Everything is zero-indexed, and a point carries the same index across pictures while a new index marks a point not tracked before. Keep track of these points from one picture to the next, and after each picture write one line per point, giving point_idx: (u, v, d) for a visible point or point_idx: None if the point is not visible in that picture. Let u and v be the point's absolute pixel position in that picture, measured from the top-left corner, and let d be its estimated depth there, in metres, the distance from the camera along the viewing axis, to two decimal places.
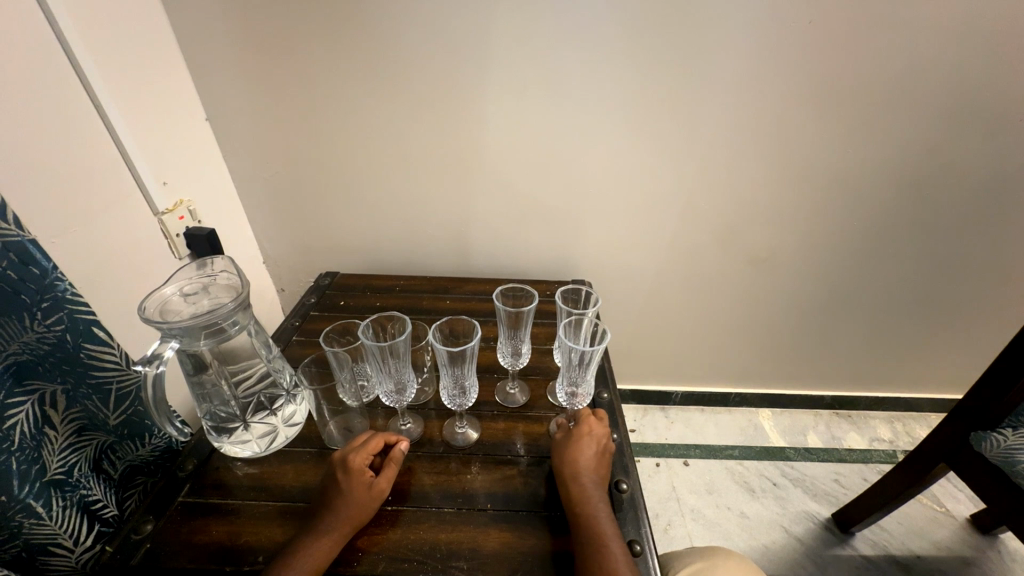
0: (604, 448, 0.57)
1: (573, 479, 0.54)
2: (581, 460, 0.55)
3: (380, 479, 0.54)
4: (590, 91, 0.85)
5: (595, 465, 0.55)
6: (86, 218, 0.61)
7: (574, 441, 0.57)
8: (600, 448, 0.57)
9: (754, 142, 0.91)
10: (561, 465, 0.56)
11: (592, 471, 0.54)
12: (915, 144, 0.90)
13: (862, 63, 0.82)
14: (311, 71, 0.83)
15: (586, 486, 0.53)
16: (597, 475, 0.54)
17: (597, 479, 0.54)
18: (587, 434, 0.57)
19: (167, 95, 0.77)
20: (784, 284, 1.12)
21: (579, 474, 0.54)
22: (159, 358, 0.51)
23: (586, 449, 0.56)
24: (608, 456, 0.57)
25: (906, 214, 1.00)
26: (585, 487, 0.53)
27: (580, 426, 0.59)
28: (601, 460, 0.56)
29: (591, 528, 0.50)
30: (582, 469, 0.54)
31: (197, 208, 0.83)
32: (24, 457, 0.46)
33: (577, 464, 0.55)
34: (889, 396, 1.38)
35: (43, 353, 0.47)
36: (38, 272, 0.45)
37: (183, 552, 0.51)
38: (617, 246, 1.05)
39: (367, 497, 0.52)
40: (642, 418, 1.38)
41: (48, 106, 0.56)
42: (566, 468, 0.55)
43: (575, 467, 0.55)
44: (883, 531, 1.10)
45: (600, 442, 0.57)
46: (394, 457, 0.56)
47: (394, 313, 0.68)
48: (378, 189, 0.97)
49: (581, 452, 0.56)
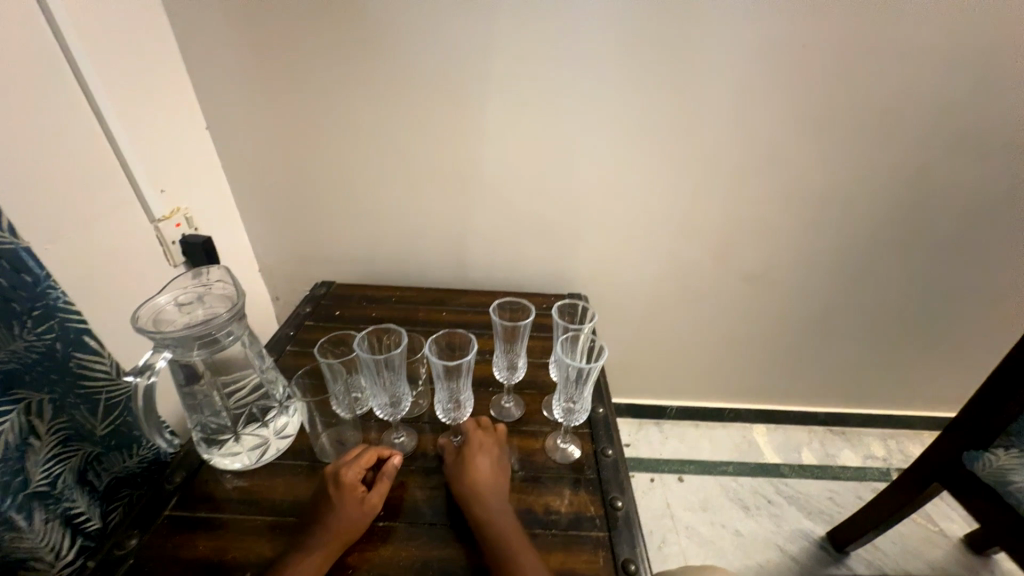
0: (494, 461, 0.58)
1: (475, 499, 0.53)
2: (475, 478, 0.55)
3: (373, 494, 0.53)
4: (588, 108, 0.87)
5: (491, 480, 0.55)
6: (81, 224, 0.60)
7: (463, 463, 0.57)
8: (492, 461, 0.57)
9: (748, 161, 0.92)
10: (458, 491, 0.55)
11: (488, 485, 0.55)
12: (905, 165, 0.92)
13: (852, 87, 0.84)
14: (313, 83, 0.84)
15: (488, 504, 0.53)
16: (494, 488, 0.55)
17: (498, 493, 0.54)
18: (479, 449, 0.58)
19: (168, 103, 0.77)
20: (778, 300, 1.13)
21: (477, 492, 0.54)
22: (152, 368, 0.51)
23: (479, 465, 0.57)
24: (503, 466, 0.58)
25: (897, 233, 1.02)
26: (489, 506, 0.53)
27: (468, 445, 0.59)
28: (495, 472, 0.57)
29: (504, 542, 0.49)
30: (479, 488, 0.54)
31: (194, 216, 0.82)
32: (8, 469, 0.44)
33: (472, 483, 0.55)
34: (883, 414, 1.38)
35: (32, 361, 0.46)
36: (31, 280, 0.45)
37: (168, 568, 0.49)
38: (613, 260, 1.06)
39: (358, 512, 0.51)
40: (636, 432, 1.37)
41: (49, 113, 0.56)
42: (464, 491, 0.54)
43: (469, 488, 0.54)
44: (878, 551, 1.10)
45: (489, 456, 0.58)
46: (387, 471, 0.55)
47: (390, 325, 0.68)
48: (377, 199, 0.97)
49: (474, 472, 0.56)
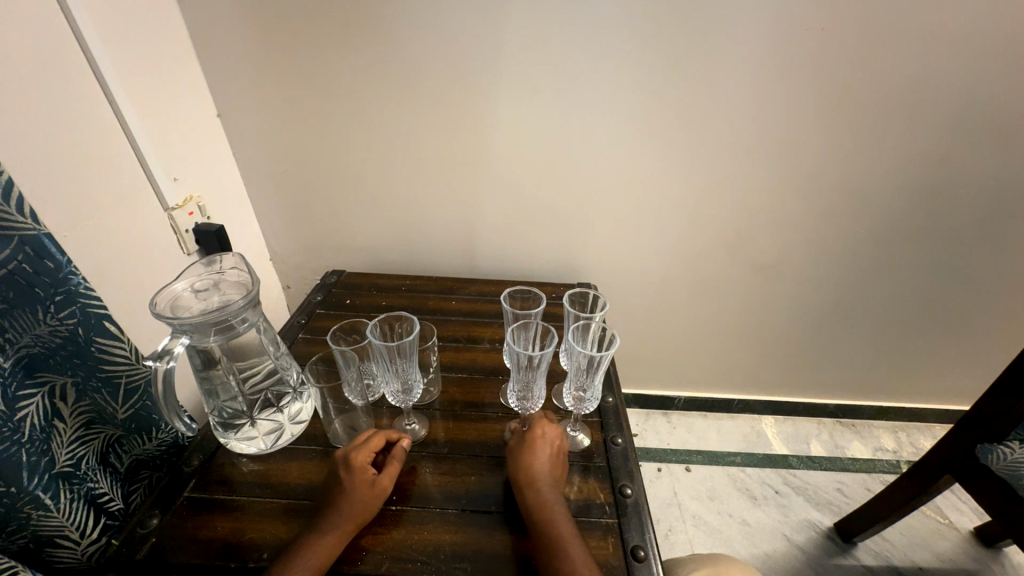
0: (555, 452, 0.57)
1: (533, 487, 0.53)
2: (537, 464, 0.55)
3: (383, 477, 0.54)
4: (599, 96, 0.85)
5: (550, 468, 0.55)
6: (97, 212, 0.61)
7: (528, 448, 0.57)
8: (555, 450, 0.57)
9: (762, 149, 0.91)
10: (518, 474, 0.55)
11: (547, 471, 0.55)
12: (925, 153, 0.90)
13: (871, 73, 0.82)
14: (321, 71, 0.84)
15: (543, 491, 0.53)
16: (552, 478, 0.55)
17: (554, 482, 0.55)
18: (543, 435, 0.58)
19: (179, 91, 0.78)
20: (790, 291, 1.12)
21: (535, 477, 0.54)
22: (170, 353, 0.51)
23: (541, 451, 0.56)
24: (562, 456, 0.58)
25: (914, 224, 1.00)
26: (544, 493, 0.53)
27: (534, 432, 0.58)
28: (556, 461, 0.56)
29: (554, 533, 0.49)
30: (538, 475, 0.54)
31: (206, 204, 0.83)
32: (34, 449, 0.46)
33: (533, 469, 0.55)
34: (894, 406, 1.37)
35: (55, 345, 0.47)
36: (53, 265, 0.45)
37: (188, 547, 0.51)
38: (622, 250, 1.05)
39: (370, 494, 0.52)
40: (644, 422, 1.38)
41: (63, 101, 0.56)
42: (523, 476, 0.54)
43: (530, 474, 0.54)
44: (885, 541, 1.10)
45: (552, 446, 0.58)
46: (396, 455, 0.57)
47: (402, 313, 0.68)
48: (386, 188, 0.97)
49: (536, 458, 0.56)
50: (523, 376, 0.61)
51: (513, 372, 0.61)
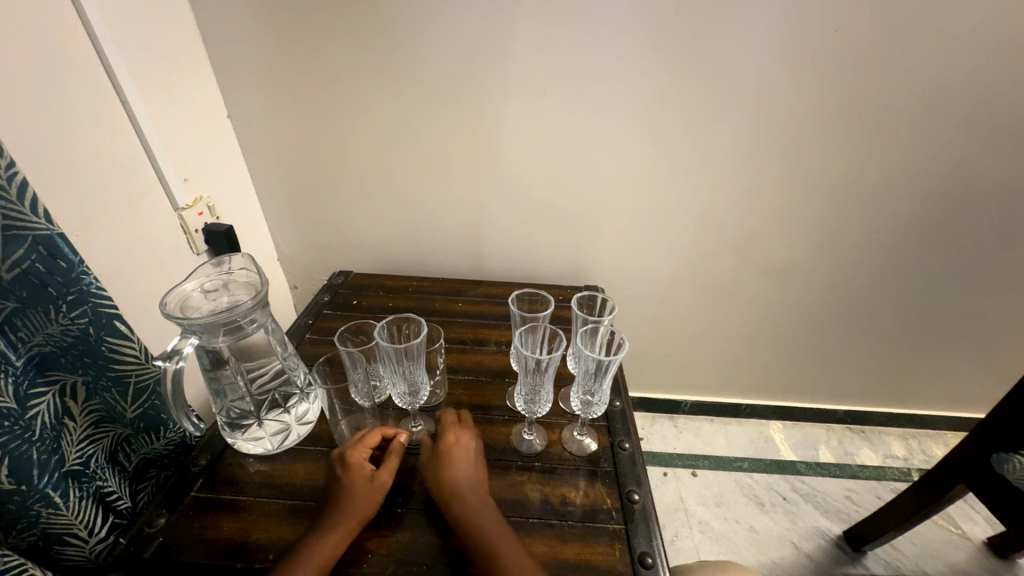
0: (472, 457, 0.56)
1: (460, 505, 0.51)
2: (456, 469, 0.54)
3: (381, 472, 0.54)
4: (607, 97, 0.85)
5: (469, 470, 0.54)
6: (109, 211, 0.62)
7: (443, 460, 0.55)
8: (471, 452, 0.56)
9: (773, 152, 0.90)
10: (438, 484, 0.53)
11: (468, 474, 0.54)
12: (938, 157, 0.89)
13: (884, 75, 0.81)
14: (331, 72, 0.84)
15: (467, 496, 0.52)
16: (476, 484, 0.53)
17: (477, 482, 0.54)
18: (457, 441, 0.57)
19: (190, 93, 0.78)
20: (799, 295, 1.10)
21: (457, 484, 0.53)
22: (179, 354, 0.52)
23: (458, 456, 0.55)
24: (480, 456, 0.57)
25: (927, 228, 0.98)
26: (468, 497, 0.52)
27: (446, 443, 0.56)
28: (475, 463, 0.56)
29: (489, 545, 0.48)
30: (459, 480, 0.53)
31: (216, 205, 0.83)
32: (45, 447, 0.46)
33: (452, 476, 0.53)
34: (905, 413, 1.35)
35: (66, 344, 0.48)
36: (66, 265, 0.45)
37: (194, 546, 0.51)
38: (630, 252, 1.05)
39: (369, 490, 0.52)
40: (650, 426, 1.37)
41: (76, 102, 0.57)
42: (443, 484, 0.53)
43: (455, 489, 0.52)
44: (896, 551, 1.08)
45: (470, 453, 0.56)
46: (394, 449, 0.56)
47: (410, 316, 0.68)
48: (393, 189, 0.97)
49: (453, 465, 0.54)
50: (533, 379, 0.61)
51: (520, 374, 0.61)
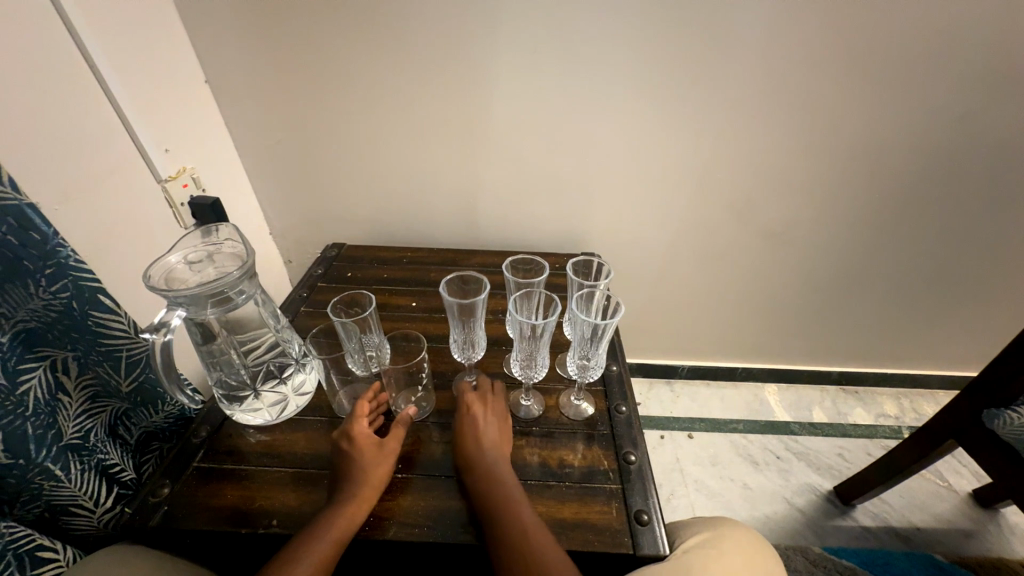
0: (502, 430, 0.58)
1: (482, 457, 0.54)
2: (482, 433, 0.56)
3: (389, 441, 0.56)
4: (606, 53, 0.80)
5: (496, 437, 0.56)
6: (87, 184, 0.59)
7: (468, 437, 0.56)
8: (500, 422, 0.58)
9: (778, 110, 0.86)
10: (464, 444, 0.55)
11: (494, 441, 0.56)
12: (949, 112, 0.85)
13: (900, 23, 0.76)
14: (311, 31, 0.79)
15: (485, 456, 0.54)
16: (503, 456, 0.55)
17: (496, 446, 0.55)
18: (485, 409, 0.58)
19: (164, 56, 0.74)
20: (799, 257, 1.09)
21: (478, 446, 0.55)
22: (167, 326, 0.50)
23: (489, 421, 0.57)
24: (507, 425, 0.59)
25: (932, 188, 0.96)
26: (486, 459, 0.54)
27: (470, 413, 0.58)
28: (503, 430, 0.58)
29: (502, 503, 0.50)
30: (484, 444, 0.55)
31: (200, 176, 0.81)
32: (40, 422, 0.46)
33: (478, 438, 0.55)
34: (899, 373, 1.37)
35: (51, 320, 0.47)
36: (40, 237, 0.44)
37: (200, 514, 0.52)
38: (627, 217, 1.03)
39: (378, 457, 0.54)
40: (647, 391, 1.39)
41: (40, 67, 0.53)
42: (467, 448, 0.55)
43: (478, 452, 0.54)
44: (883, 503, 1.12)
45: (496, 421, 0.58)
46: (401, 420, 0.58)
47: (472, 272, 0.68)
48: (383, 158, 0.94)
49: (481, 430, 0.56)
50: (528, 345, 0.60)
51: (513, 340, 0.61)
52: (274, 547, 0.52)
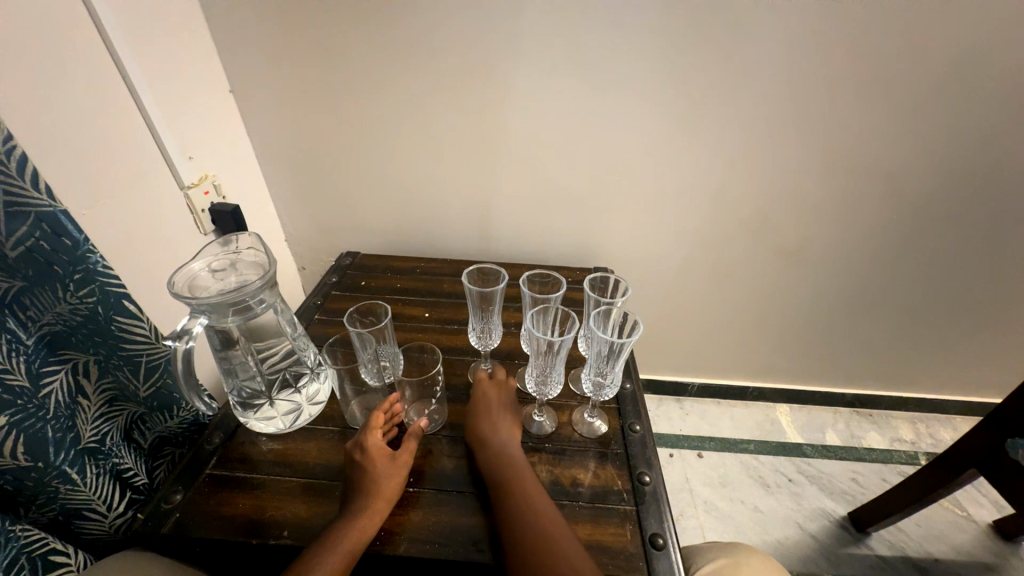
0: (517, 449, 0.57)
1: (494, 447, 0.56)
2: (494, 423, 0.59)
3: (403, 452, 0.56)
4: (623, 71, 0.81)
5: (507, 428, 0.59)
6: (114, 191, 0.61)
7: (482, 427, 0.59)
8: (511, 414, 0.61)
9: (795, 130, 0.86)
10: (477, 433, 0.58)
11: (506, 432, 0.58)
12: (969, 135, 0.85)
13: (918, 46, 0.77)
14: (335, 45, 0.81)
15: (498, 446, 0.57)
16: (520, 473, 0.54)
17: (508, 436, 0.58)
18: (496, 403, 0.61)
19: (192, 67, 0.76)
20: (814, 277, 1.08)
21: (490, 437, 0.57)
22: (189, 334, 0.51)
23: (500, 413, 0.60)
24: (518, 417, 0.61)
25: (951, 211, 0.95)
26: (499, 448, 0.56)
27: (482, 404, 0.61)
28: (513, 421, 0.60)
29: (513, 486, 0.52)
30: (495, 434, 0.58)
31: (221, 183, 0.82)
32: (60, 425, 0.47)
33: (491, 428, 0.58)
34: (915, 397, 1.34)
35: (76, 324, 0.47)
36: (70, 243, 0.44)
37: (211, 522, 0.52)
38: (641, 233, 1.03)
39: (392, 468, 0.54)
40: (656, 408, 1.37)
41: (76, 76, 0.55)
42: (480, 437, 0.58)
43: (491, 441, 0.57)
44: (900, 532, 1.09)
45: (507, 413, 0.61)
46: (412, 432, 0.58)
47: (491, 264, 0.77)
48: (400, 169, 0.95)
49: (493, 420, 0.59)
50: (543, 361, 0.59)
51: (528, 355, 0.61)
52: (283, 559, 0.52)
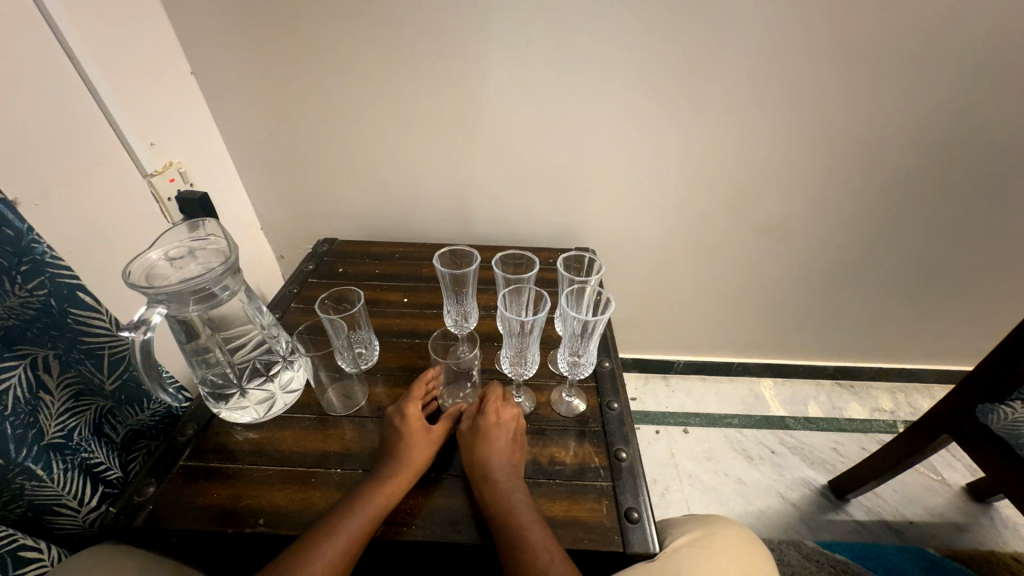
0: (513, 440, 0.56)
1: (489, 474, 0.52)
2: (495, 446, 0.54)
3: (436, 427, 0.57)
4: (600, 45, 0.79)
5: (506, 450, 0.54)
6: (68, 181, 0.58)
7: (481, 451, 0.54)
8: (511, 432, 0.56)
9: (774, 103, 0.85)
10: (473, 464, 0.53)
11: (504, 457, 0.54)
12: (947, 105, 0.84)
13: (898, 13, 0.75)
14: (299, 23, 0.77)
15: (496, 474, 0.52)
16: (511, 469, 0.53)
17: (507, 460, 0.54)
18: (496, 424, 0.56)
19: (148, 47, 0.72)
20: (795, 252, 1.08)
21: (489, 465, 0.53)
22: (147, 324, 0.50)
23: (499, 434, 0.56)
24: (520, 435, 0.57)
25: (928, 183, 0.95)
26: (497, 478, 0.52)
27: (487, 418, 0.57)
28: (513, 443, 0.56)
29: (513, 523, 0.48)
30: (490, 461, 0.53)
31: (187, 170, 0.79)
32: (19, 421, 0.46)
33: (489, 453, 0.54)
34: (894, 367, 1.37)
35: (29, 318, 0.46)
36: (13, 233, 0.43)
37: (185, 513, 0.51)
38: (622, 212, 1.02)
39: (420, 444, 0.55)
40: (642, 386, 1.39)
41: (17, 59, 0.52)
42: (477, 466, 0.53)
43: (490, 467, 0.53)
44: (877, 497, 1.12)
45: (509, 429, 0.57)
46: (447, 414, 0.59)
47: (463, 246, 0.76)
48: (374, 152, 0.93)
49: (491, 444, 0.54)
50: (518, 342, 0.59)
51: (502, 336, 0.60)
52: (260, 546, 0.52)
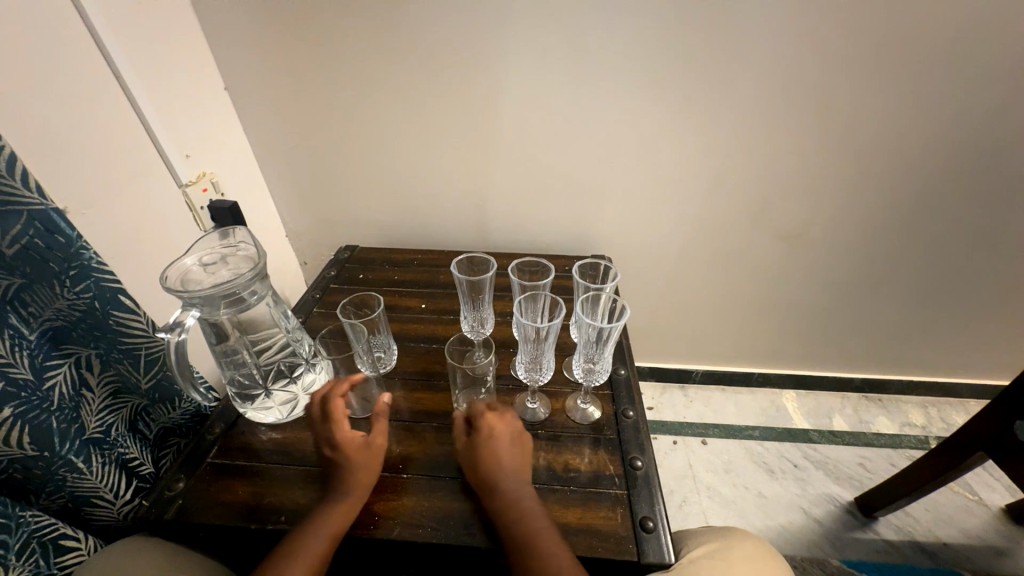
0: (517, 443, 0.56)
1: (495, 480, 0.52)
2: (498, 451, 0.54)
3: (374, 436, 0.56)
4: (615, 55, 0.80)
5: (510, 455, 0.54)
6: (111, 190, 0.62)
7: (486, 456, 0.54)
8: (514, 435, 0.56)
9: (795, 110, 0.84)
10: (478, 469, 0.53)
11: (509, 462, 0.54)
12: (977, 110, 0.82)
13: (921, 17, 0.74)
14: (325, 40, 0.81)
15: (502, 480, 0.52)
16: (517, 472, 0.53)
17: (512, 464, 0.54)
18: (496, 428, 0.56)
19: (185, 65, 0.77)
20: (817, 260, 1.06)
21: (495, 471, 0.53)
22: (182, 326, 0.52)
23: (502, 439, 0.55)
24: (524, 437, 0.57)
25: (958, 190, 0.92)
26: (504, 485, 0.52)
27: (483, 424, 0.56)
28: (517, 444, 0.56)
29: (523, 530, 0.48)
30: (496, 465, 0.53)
31: (219, 180, 0.83)
32: (64, 416, 0.49)
33: (495, 458, 0.54)
34: (925, 380, 1.32)
35: (75, 318, 0.49)
36: (64, 240, 0.46)
37: (212, 508, 0.53)
38: (638, 220, 1.02)
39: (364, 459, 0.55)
40: (659, 396, 1.37)
41: (67, 78, 0.56)
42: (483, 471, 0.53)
43: (495, 473, 0.53)
44: (907, 517, 1.08)
45: (511, 432, 0.56)
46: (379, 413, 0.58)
47: (480, 253, 0.77)
48: (394, 162, 0.96)
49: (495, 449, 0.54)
50: (533, 348, 0.60)
51: (518, 342, 0.61)
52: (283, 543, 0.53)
